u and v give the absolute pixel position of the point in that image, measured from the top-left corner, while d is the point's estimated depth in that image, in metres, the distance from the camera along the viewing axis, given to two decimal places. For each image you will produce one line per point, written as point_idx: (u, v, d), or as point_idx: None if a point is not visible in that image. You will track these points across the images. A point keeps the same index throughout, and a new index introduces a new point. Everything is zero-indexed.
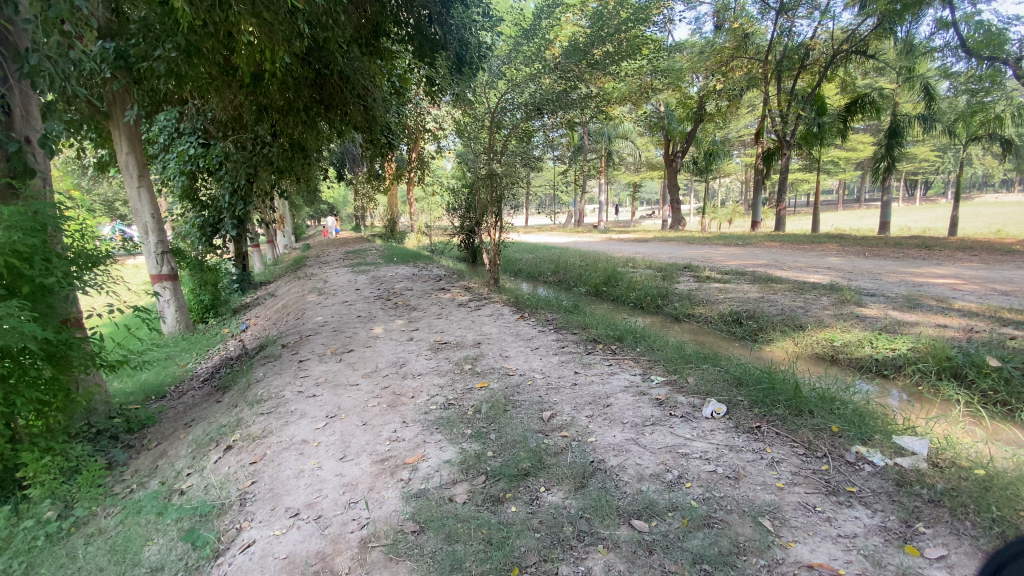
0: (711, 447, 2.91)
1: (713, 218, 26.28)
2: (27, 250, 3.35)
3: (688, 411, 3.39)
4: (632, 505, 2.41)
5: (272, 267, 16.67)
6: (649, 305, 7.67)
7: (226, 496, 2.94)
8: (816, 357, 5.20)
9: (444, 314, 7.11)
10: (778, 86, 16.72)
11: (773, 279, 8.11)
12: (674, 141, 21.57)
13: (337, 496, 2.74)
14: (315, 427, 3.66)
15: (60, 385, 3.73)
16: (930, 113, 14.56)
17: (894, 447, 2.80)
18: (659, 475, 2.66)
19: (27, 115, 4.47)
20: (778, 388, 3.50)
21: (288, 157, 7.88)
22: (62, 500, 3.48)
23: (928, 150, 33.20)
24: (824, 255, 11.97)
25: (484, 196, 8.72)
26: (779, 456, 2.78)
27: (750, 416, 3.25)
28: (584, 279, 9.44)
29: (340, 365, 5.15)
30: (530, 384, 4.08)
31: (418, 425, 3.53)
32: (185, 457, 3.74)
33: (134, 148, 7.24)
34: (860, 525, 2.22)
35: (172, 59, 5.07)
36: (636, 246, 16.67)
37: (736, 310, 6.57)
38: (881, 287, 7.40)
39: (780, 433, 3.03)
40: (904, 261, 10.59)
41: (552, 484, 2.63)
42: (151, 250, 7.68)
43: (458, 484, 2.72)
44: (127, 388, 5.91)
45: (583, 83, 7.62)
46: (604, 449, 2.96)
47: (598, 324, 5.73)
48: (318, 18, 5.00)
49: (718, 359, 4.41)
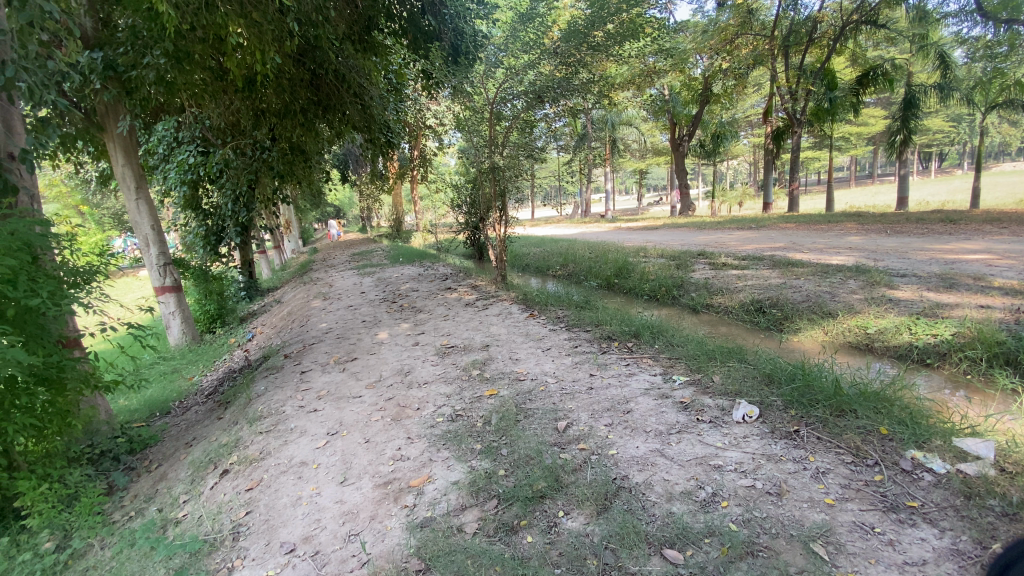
0: (746, 457, 2.62)
1: (723, 202, 25.72)
2: (9, 271, 3.05)
3: (717, 416, 3.09)
4: (664, 532, 2.14)
5: (280, 272, 16.58)
6: (664, 297, 7.34)
7: (219, 529, 2.70)
8: (849, 347, 4.87)
9: (450, 316, 6.85)
10: (786, 63, 16.11)
11: (793, 263, 7.72)
12: (680, 125, 21.05)
13: (336, 528, 2.50)
14: (315, 447, 3.44)
15: (57, 409, 3.43)
16: (946, 82, 13.64)
17: (956, 451, 2.50)
18: (690, 492, 2.38)
19: (9, 130, 3.97)
20: (815, 385, 3.20)
21: (288, 161, 7.59)
22: (61, 530, 3.18)
23: (941, 121, 32.46)
24: (843, 235, 11.47)
25: (488, 190, 8.33)
26: (823, 467, 2.49)
27: (785, 419, 2.96)
28: (594, 272, 9.11)
29: (344, 375, 4.92)
30: (543, 391, 3.80)
31: (424, 441, 3.28)
32: (183, 482, 3.50)
33: (129, 159, 6.98)
34: (928, 548, 1.94)
35: (160, 66, 4.85)
36: (647, 234, 16.28)
37: (758, 298, 6.22)
38: (911, 266, 6.99)
39: (822, 439, 2.73)
40: (931, 238, 10.12)
41: (572, 507, 2.37)
42: (153, 263, 7.50)
43: (468, 510, 2.46)
44: (131, 406, 5.71)
45: (586, 67, 7.28)
46: (627, 463, 2.68)
47: (612, 319, 5.44)
48: (309, 15, 4.70)
49: (745, 353, 4.11)
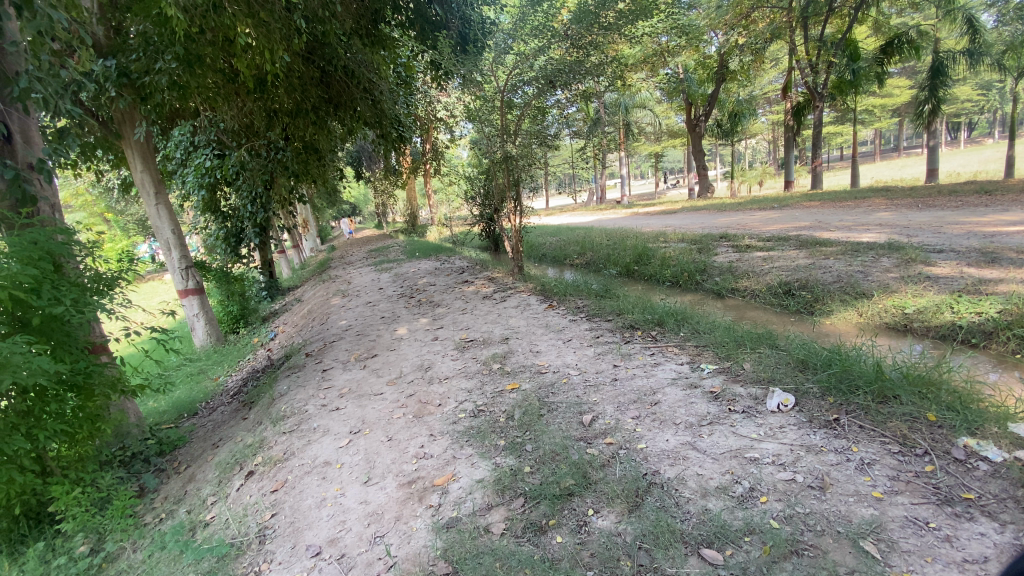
0: (783, 448, 2.50)
1: (742, 182, 25.03)
2: (32, 281, 3.01)
3: (750, 405, 2.96)
4: (700, 530, 2.03)
5: (299, 271, 16.74)
6: (687, 283, 7.15)
7: (245, 533, 2.69)
8: (886, 328, 4.67)
9: (468, 309, 6.78)
10: (805, 35, 15.49)
11: (822, 242, 7.43)
12: (696, 104, 20.53)
13: (361, 530, 2.46)
14: (338, 446, 3.41)
15: (87, 414, 3.37)
16: (974, 47, 13.06)
17: (1013, 438, 2.33)
18: (726, 488, 2.26)
19: (28, 140, 3.92)
20: (854, 370, 3.03)
21: (303, 160, 7.67)
22: (95, 533, 3.19)
23: (969, 89, 31.23)
24: (873, 212, 11.05)
25: (501, 180, 8.14)
26: (869, 458, 2.35)
27: (823, 408, 2.82)
28: (613, 259, 8.92)
29: (365, 372, 4.90)
30: (565, 383, 3.70)
31: (446, 438, 3.22)
32: (210, 483, 3.49)
33: (147, 164, 6.99)
34: (989, 544, 1.80)
35: (172, 72, 4.82)
36: (667, 219, 15.96)
37: (786, 281, 6.01)
38: (948, 241, 6.67)
39: (865, 428, 2.59)
40: (965, 210, 9.70)
41: (602, 505, 2.28)
42: (176, 266, 7.56)
43: (494, 510, 2.39)
44: (160, 408, 5.79)
45: (599, 48, 7.04)
46: (657, 457, 2.57)
47: (634, 308, 5.30)
48: (315, 12, 4.64)
49: (776, 339, 3.93)
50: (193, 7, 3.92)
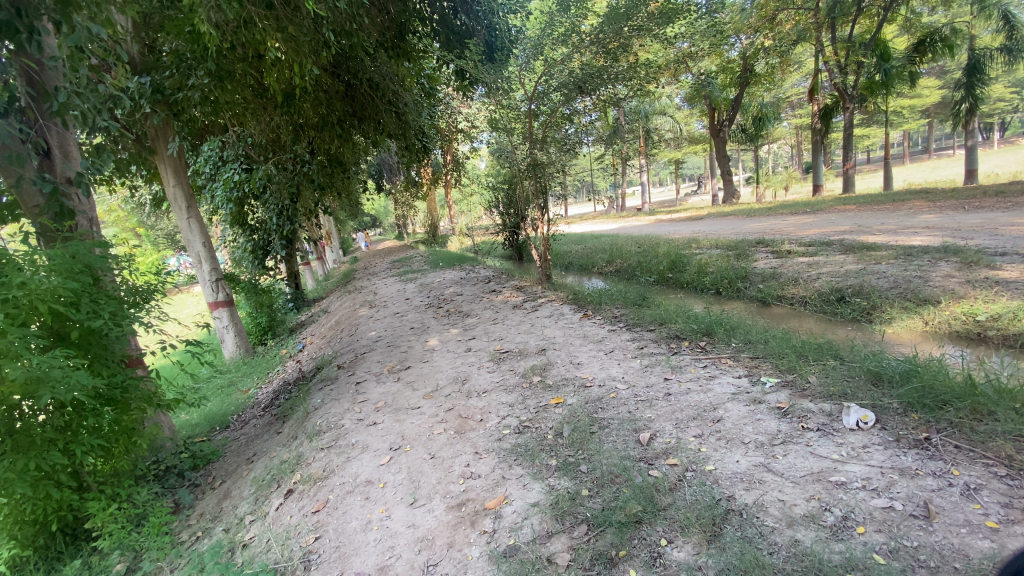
0: (872, 471, 2.28)
1: (767, 187, 24.46)
2: (71, 295, 2.93)
3: (824, 423, 2.73)
4: (794, 564, 1.83)
5: (324, 283, 16.82)
6: (727, 290, 6.89)
7: (289, 557, 2.55)
8: (957, 337, 4.37)
9: (500, 319, 6.63)
10: (833, 35, 15.11)
11: (868, 247, 7.09)
12: (719, 109, 20.19)
13: (412, 557, 2.31)
14: (379, 464, 3.27)
15: (123, 428, 3.24)
16: (1013, 44, 12.65)
17: None
18: (814, 515, 2.05)
19: (66, 155, 3.89)
20: (938, 385, 2.78)
21: (328, 174, 7.90)
22: (131, 551, 3.11)
23: (1002, 87, 30.23)
24: (915, 214, 10.58)
25: (528, 188, 7.95)
26: (973, 482, 2.11)
27: (909, 425, 2.58)
28: (646, 267, 8.68)
29: (399, 385, 4.77)
30: (614, 398, 3.51)
31: (493, 456, 3.06)
32: (247, 500, 3.38)
33: (179, 179, 7.03)
34: None
35: (204, 86, 4.83)
36: (693, 225, 15.61)
37: (838, 287, 5.73)
38: (1008, 243, 6.28)
39: (961, 447, 2.35)
40: (1016, 211, 9.22)
41: (675, 535, 2.08)
42: (206, 279, 7.60)
43: (556, 538, 2.21)
44: (193, 421, 5.78)
45: (626, 52, 6.92)
46: (730, 480, 2.37)
47: (676, 317, 5.08)
48: (344, 25, 4.57)
49: (839, 350, 3.70)
50: (224, 22, 3.88)
